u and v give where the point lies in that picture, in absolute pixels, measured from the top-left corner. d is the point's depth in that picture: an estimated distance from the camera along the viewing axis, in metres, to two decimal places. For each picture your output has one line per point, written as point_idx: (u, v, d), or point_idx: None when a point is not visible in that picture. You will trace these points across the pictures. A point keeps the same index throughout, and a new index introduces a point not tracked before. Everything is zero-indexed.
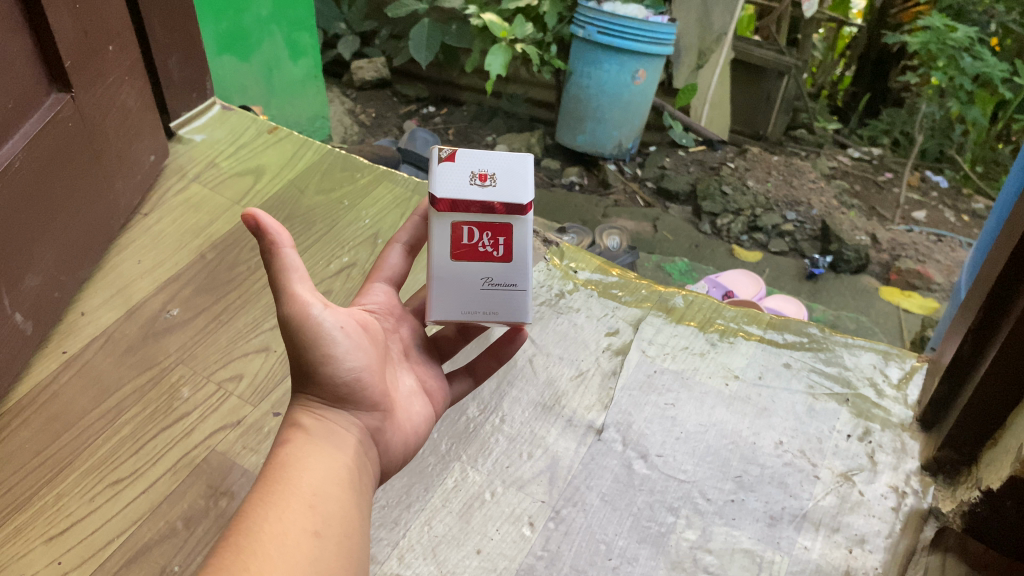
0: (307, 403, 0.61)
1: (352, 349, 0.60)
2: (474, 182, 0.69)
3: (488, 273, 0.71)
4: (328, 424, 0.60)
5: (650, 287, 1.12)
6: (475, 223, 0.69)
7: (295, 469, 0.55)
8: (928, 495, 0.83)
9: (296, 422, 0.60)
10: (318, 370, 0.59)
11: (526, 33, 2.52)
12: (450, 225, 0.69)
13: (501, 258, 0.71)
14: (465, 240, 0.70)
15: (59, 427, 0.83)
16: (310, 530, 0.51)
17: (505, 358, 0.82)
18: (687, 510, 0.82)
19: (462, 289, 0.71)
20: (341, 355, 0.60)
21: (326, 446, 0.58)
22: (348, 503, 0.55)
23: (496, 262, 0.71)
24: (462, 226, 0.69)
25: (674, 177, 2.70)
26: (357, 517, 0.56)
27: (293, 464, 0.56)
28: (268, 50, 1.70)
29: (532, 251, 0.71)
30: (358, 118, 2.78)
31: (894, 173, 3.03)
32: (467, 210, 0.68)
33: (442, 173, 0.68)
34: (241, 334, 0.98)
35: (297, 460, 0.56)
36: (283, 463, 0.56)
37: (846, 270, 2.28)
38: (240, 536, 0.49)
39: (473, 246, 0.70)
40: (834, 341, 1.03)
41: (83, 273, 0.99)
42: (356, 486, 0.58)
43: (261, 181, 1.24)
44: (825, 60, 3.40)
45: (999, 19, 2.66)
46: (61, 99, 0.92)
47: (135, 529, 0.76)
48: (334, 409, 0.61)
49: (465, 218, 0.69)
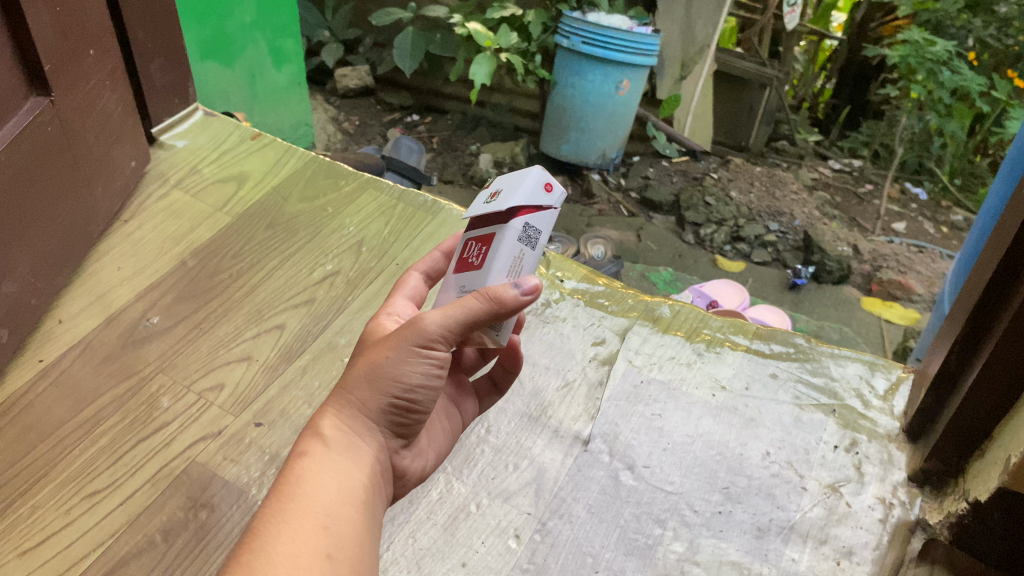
0: (337, 410, 0.59)
1: (428, 387, 0.59)
2: (484, 201, 0.66)
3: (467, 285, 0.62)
4: (351, 436, 0.58)
5: (636, 296, 1.12)
6: (474, 236, 0.65)
7: (309, 485, 0.53)
8: (915, 506, 0.83)
9: (317, 429, 0.58)
10: (387, 383, 0.57)
11: (511, 42, 2.51)
12: (462, 243, 0.67)
13: (478, 267, 0.62)
14: (466, 254, 0.66)
15: (34, 438, 0.82)
16: (321, 553, 0.48)
17: (512, 369, 0.78)
18: (674, 521, 0.82)
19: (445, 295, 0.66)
20: (415, 385, 0.58)
21: (344, 463, 0.56)
22: (362, 526, 0.53)
23: (474, 272, 0.62)
24: (467, 243, 0.66)
25: (658, 188, 2.71)
26: (369, 540, 0.53)
27: (307, 479, 0.53)
28: (251, 57, 1.69)
29: (502, 258, 0.60)
30: (341, 125, 2.78)
31: (874, 185, 3.06)
32: (472, 226, 0.66)
33: (474, 198, 0.69)
34: (223, 342, 0.97)
35: (313, 474, 0.54)
36: (296, 477, 0.53)
37: (827, 281, 2.32)
38: (249, 557, 0.46)
39: (467, 260, 0.65)
40: (820, 352, 1.03)
41: (61, 281, 0.97)
42: (368, 506, 0.56)
43: (244, 187, 1.23)
44: (806, 73, 3.50)
45: (976, 33, 2.66)
46: (40, 103, 0.90)
47: (112, 542, 0.74)
48: (360, 421, 0.59)
49: (471, 234, 0.66)
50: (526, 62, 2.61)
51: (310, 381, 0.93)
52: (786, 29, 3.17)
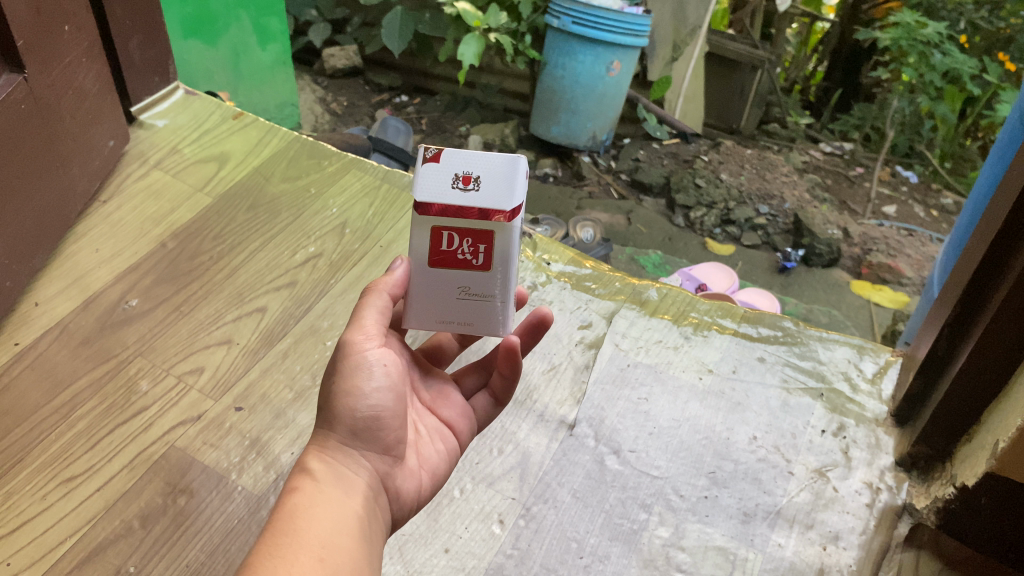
0: (321, 445, 0.58)
1: (383, 388, 0.59)
2: (456, 185, 0.63)
3: (466, 283, 0.66)
4: (338, 469, 0.57)
5: (624, 279, 1.10)
6: (456, 228, 0.64)
7: (304, 520, 0.52)
8: (902, 490, 0.83)
9: (305, 468, 0.57)
10: (338, 401, 0.58)
11: (500, 21, 2.50)
12: (430, 230, 0.64)
13: (480, 266, 0.65)
14: (445, 246, 0.65)
15: (9, 423, 0.80)
16: None
17: (511, 378, 0.71)
18: (660, 506, 0.81)
19: (439, 296, 0.66)
20: (368, 389, 0.59)
21: (335, 493, 0.55)
22: (358, 556, 0.52)
23: (475, 271, 0.65)
24: (441, 230, 0.64)
25: (648, 170, 2.69)
26: (368, 570, 0.52)
27: (302, 513, 0.53)
28: (236, 36, 1.66)
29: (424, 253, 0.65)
30: (329, 106, 2.75)
31: (865, 168, 3.04)
32: (445, 214, 0.63)
33: (425, 175, 0.64)
34: (202, 325, 0.95)
35: (306, 509, 0.53)
36: (291, 512, 0.53)
37: (818, 264, 2.30)
38: None
39: (452, 252, 0.65)
40: (809, 335, 1.02)
41: (36, 262, 0.95)
42: (365, 536, 0.54)
43: (225, 167, 1.21)
44: (798, 56, 3.44)
45: (967, 16, 2.68)
46: (14, 80, 0.88)
47: (89, 528, 0.73)
48: (344, 451, 0.58)
49: (445, 223, 0.64)
50: (516, 42, 2.59)
51: (291, 366, 0.92)
52: (779, 10, 3.15)
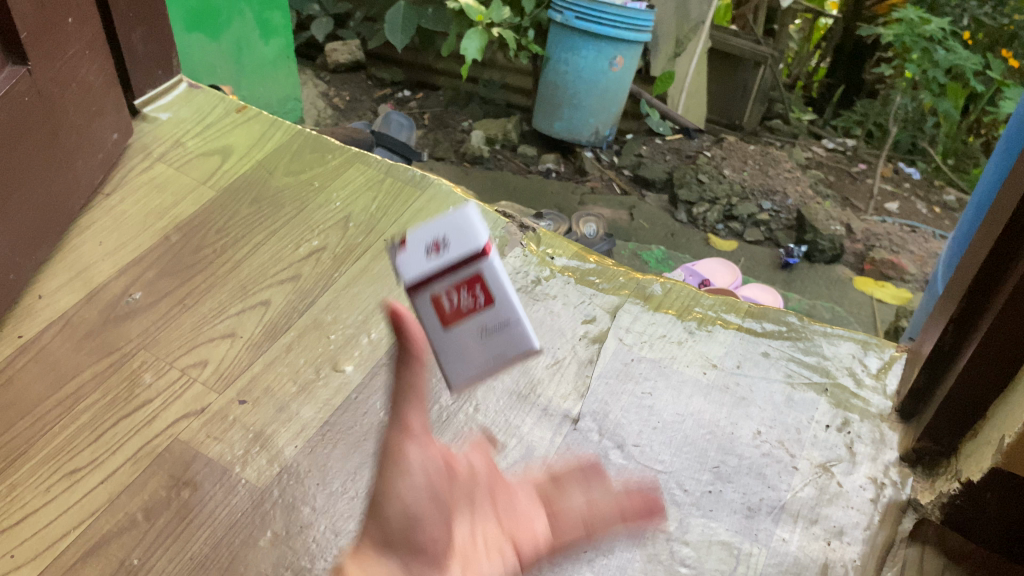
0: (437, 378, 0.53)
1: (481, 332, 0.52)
2: (430, 253, 0.50)
3: (486, 320, 0.52)
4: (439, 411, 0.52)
5: (628, 274, 1.10)
6: (452, 283, 0.50)
7: (398, 476, 0.49)
8: (907, 486, 0.83)
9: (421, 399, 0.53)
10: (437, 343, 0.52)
11: (503, 17, 2.49)
12: (431, 300, 0.51)
13: (488, 301, 0.51)
14: (450, 303, 0.51)
15: (12, 415, 0.80)
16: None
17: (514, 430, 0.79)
18: (663, 501, 0.81)
19: (466, 356, 0.53)
20: None
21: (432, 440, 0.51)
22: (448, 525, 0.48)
23: (488, 305, 0.52)
24: (439, 297, 0.50)
25: (651, 165, 2.69)
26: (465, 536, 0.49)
27: (397, 469, 0.49)
28: (238, 30, 1.66)
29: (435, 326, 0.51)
30: (331, 101, 2.75)
31: (868, 164, 3.02)
32: (437, 280, 0.50)
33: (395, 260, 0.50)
34: (206, 319, 0.95)
35: (405, 457, 0.49)
36: (393, 462, 0.49)
37: (820, 260, 2.30)
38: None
39: (460, 305, 0.51)
40: (813, 330, 1.01)
41: (40, 255, 0.95)
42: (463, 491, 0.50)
43: (229, 160, 1.21)
44: (801, 51, 3.47)
45: (971, 12, 2.69)
46: (18, 72, 0.88)
47: (93, 521, 0.73)
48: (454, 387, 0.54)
49: (441, 286, 0.50)
50: (519, 37, 2.59)
51: (295, 359, 0.92)
52: (782, 6, 3.14)
